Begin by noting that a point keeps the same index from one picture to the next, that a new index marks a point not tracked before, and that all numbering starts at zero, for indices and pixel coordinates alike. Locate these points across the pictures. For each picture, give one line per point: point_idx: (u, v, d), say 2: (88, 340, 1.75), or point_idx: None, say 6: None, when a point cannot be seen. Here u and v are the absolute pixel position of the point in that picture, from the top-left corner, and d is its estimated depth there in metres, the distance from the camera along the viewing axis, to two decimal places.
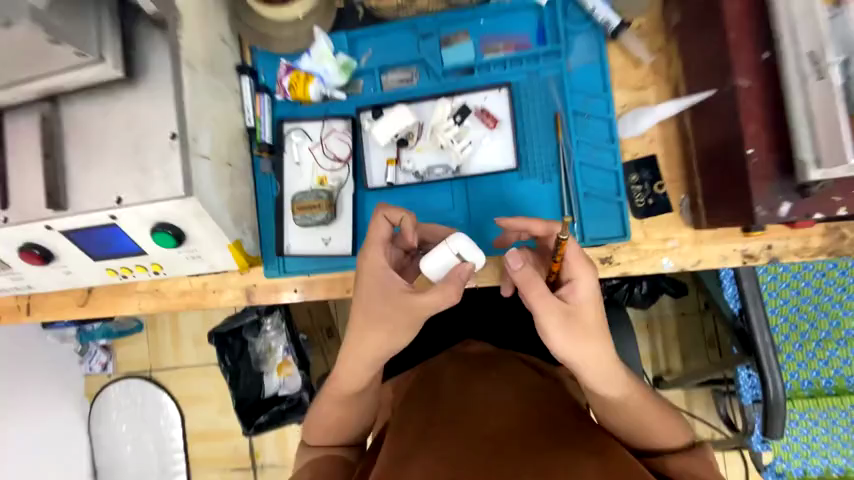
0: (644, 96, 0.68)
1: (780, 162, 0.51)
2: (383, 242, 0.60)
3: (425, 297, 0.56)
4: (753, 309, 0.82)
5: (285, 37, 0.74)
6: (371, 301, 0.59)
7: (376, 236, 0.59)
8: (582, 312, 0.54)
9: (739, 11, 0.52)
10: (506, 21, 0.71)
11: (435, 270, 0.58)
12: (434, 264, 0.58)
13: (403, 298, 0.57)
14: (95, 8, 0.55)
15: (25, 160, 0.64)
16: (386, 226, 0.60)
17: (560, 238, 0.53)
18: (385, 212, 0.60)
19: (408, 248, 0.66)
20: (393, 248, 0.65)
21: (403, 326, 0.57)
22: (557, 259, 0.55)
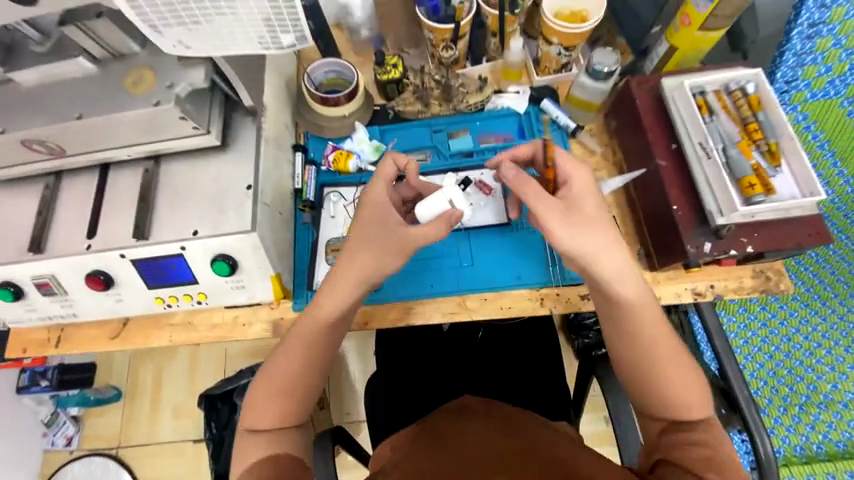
0: (601, 174, 0.91)
1: (698, 214, 0.71)
2: (389, 178, 0.77)
3: (420, 229, 0.72)
4: (729, 367, 0.95)
5: (333, 127, 0.98)
6: (369, 234, 0.74)
7: (385, 173, 0.77)
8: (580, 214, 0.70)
9: (652, 118, 0.78)
10: (496, 123, 0.98)
11: (430, 211, 0.77)
12: (428, 206, 0.78)
13: (399, 228, 0.73)
14: (213, 100, 0.79)
15: (120, 201, 0.80)
16: (394, 167, 0.78)
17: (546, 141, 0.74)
18: (394, 157, 0.79)
19: (406, 197, 0.86)
20: (395, 191, 0.83)
21: (392, 250, 0.73)
22: (549, 164, 0.75)
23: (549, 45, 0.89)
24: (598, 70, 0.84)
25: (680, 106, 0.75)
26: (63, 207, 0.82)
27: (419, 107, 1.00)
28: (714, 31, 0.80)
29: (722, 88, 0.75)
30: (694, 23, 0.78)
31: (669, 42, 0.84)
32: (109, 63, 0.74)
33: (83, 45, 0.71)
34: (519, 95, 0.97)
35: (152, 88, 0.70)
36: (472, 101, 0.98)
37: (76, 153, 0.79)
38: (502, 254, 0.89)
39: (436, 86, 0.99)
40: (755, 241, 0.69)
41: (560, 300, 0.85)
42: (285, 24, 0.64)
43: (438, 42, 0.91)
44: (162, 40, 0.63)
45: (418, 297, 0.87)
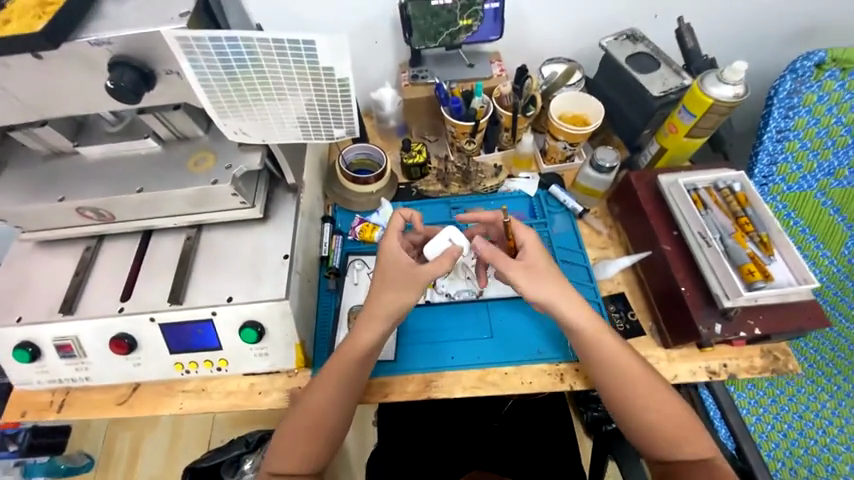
0: (608, 253, 0.99)
1: (705, 295, 0.77)
2: (398, 229, 0.83)
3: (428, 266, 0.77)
4: (747, 447, 1.03)
5: (360, 202, 1.07)
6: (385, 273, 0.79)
7: (395, 226, 0.83)
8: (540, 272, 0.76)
9: (652, 207, 0.88)
10: (509, 202, 1.07)
11: (433, 250, 0.80)
12: (434, 245, 0.81)
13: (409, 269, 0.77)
14: (260, 178, 0.88)
15: (160, 266, 0.85)
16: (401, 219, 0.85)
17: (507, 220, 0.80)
18: (401, 212, 0.85)
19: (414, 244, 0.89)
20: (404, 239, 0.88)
21: (408, 288, 0.76)
22: (511, 237, 0.82)
23: (555, 141, 1.03)
24: (601, 164, 0.97)
25: (677, 198, 0.85)
26: (100, 269, 0.86)
27: (439, 187, 1.11)
28: (698, 138, 0.94)
29: (712, 184, 0.87)
30: (680, 131, 0.93)
31: (659, 143, 0.98)
32: (173, 144, 0.84)
33: (154, 129, 0.81)
34: (529, 180, 1.08)
35: (212, 168, 0.80)
36: (488, 184, 1.09)
37: (125, 220, 0.85)
38: (520, 326, 0.92)
39: (456, 172, 1.11)
40: (761, 322, 0.75)
41: (580, 376, 0.86)
42: (340, 120, 0.74)
43: (460, 135, 1.05)
44: (226, 127, 0.72)
45: (438, 368, 0.88)
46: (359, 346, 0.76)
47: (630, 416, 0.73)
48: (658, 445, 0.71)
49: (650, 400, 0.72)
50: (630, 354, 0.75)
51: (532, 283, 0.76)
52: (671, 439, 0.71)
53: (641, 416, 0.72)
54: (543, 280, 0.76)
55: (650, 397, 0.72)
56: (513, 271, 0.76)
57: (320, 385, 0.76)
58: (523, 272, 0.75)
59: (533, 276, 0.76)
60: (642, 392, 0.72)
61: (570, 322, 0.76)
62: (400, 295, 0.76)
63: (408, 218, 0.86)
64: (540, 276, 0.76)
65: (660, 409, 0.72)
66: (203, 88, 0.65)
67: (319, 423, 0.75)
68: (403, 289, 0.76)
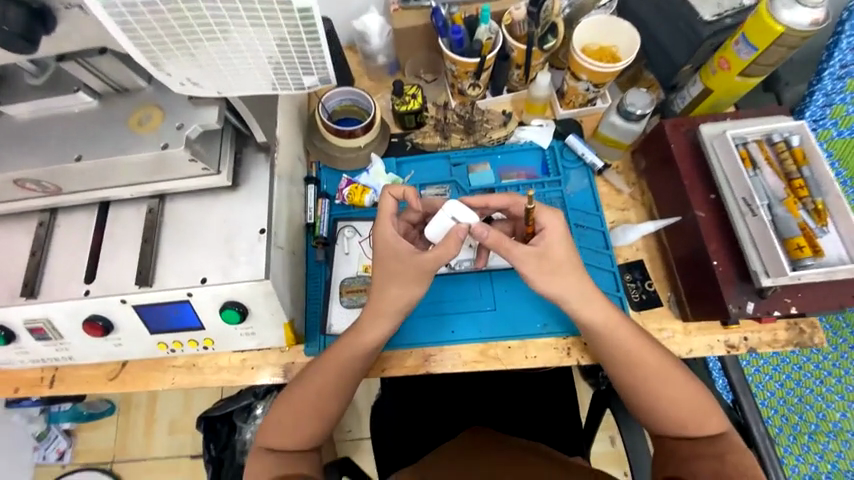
0: (627, 215, 0.88)
1: (740, 270, 0.70)
2: (390, 214, 0.74)
3: (432, 254, 0.68)
4: (745, 400, 0.90)
5: (347, 158, 0.94)
6: (386, 262, 0.72)
7: (386, 211, 0.74)
8: (551, 255, 0.68)
9: (688, 166, 0.77)
10: (518, 157, 0.93)
11: (435, 231, 0.71)
12: (435, 224, 0.70)
13: (410, 258, 0.70)
14: (223, 137, 0.74)
15: (122, 242, 0.75)
16: (392, 202, 0.74)
17: (528, 207, 0.67)
18: (390, 192, 0.75)
19: (411, 221, 0.82)
20: (400, 221, 0.80)
21: (413, 281, 0.70)
22: (530, 222, 0.69)
23: (576, 81, 0.86)
24: (630, 111, 0.81)
25: (721, 157, 0.73)
26: (59, 246, 0.77)
27: (438, 140, 0.96)
28: (753, 78, 0.77)
29: (765, 138, 0.73)
30: (733, 69, 0.76)
31: (703, 83, 0.81)
32: (112, 98, 0.69)
33: (83, 80, 0.66)
34: (542, 128, 0.93)
35: (160, 129, 0.66)
36: (495, 135, 0.94)
37: (74, 191, 0.73)
38: (525, 298, 0.85)
39: (458, 121, 0.96)
40: (798, 301, 0.69)
41: (587, 350, 0.81)
42: (309, 66, 0.59)
43: (462, 76, 0.88)
44: (168, 78, 0.58)
45: (437, 343, 0.83)
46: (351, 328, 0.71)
47: (640, 396, 0.69)
48: (669, 426, 0.67)
49: (662, 381, 0.68)
50: (639, 334, 0.70)
51: (541, 260, 0.67)
52: (685, 421, 0.66)
53: (651, 396, 0.68)
54: (556, 270, 0.68)
55: (662, 378, 0.68)
56: (520, 249, 0.67)
57: (318, 368, 0.73)
58: (531, 250, 0.67)
59: (545, 256, 0.68)
60: (653, 373, 0.68)
61: (581, 301, 0.69)
62: (405, 290, 0.71)
63: (399, 198, 0.76)
64: (550, 253, 0.68)
65: (672, 390, 0.68)
66: (124, 28, 0.50)
67: (317, 408, 0.72)
68: (406, 283, 0.71)
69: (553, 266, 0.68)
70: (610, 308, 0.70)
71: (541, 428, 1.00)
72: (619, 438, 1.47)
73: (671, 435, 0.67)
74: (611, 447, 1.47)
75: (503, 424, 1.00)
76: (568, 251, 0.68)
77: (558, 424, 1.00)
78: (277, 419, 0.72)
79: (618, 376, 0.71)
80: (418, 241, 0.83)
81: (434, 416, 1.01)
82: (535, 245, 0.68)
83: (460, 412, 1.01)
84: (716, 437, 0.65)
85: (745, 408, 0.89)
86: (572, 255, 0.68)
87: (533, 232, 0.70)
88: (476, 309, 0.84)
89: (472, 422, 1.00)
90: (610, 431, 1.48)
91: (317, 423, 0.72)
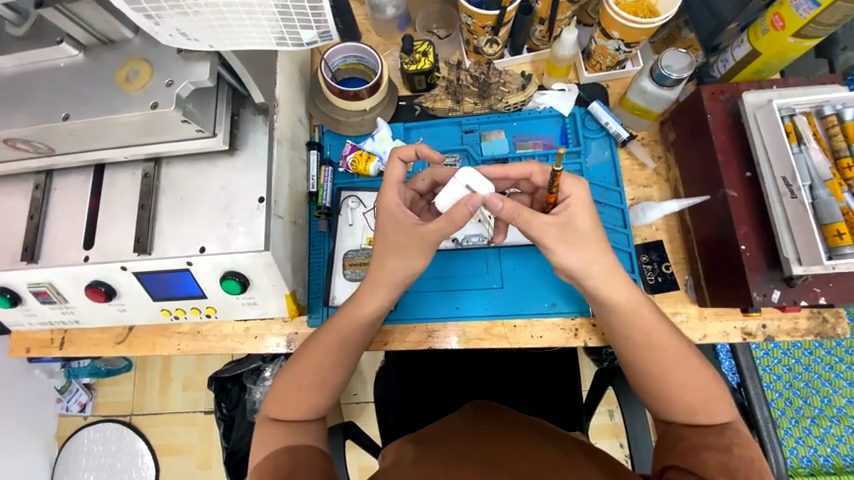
0: (649, 193, 0.82)
1: (769, 257, 0.65)
2: (397, 182, 0.69)
3: (438, 225, 0.64)
4: (751, 383, 0.84)
5: (352, 123, 0.88)
6: (386, 234, 0.69)
7: (394, 178, 0.69)
8: (569, 232, 0.64)
9: (724, 139, 0.70)
10: (535, 125, 0.87)
11: (446, 201, 0.65)
12: (446, 194, 0.65)
13: (413, 229, 0.66)
14: (217, 97, 0.69)
15: (119, 208, 0.73)
16: (400, 169, 0.70)
17: (555, 171, 0.61)
18: (399, 155, 0.70)
19: (418, 192, 0.77)
20: (407, 190, 0.75)
21: (416, 254, 0.67)
22: (553, 189, 0.64)
23: (607, 39, 0.76)
24: (664, 76, 0.72)
25: (762, 131, 0.66)
26: (57, 211, 0.75)
27: (449, 104, 0.89)
28: (810, 40, 0.67)
29: (814, 110, 0.65)
30: (789, 28, 0.66)
31: (751, 44, 0.72)
32: (97, 51, 0.64)
33: (67, 31, 0.60)
34: (564, 93, 0.86)
35: (148, 86, 0.60)
36: (512, 101, 0.87)
37: (67, 153, 0.70)
38: (535, 276, 0.82)
39: (472, 83, 0.88)
40: (828, 291, 0.64)
41: (596, 331, 0.79)
42: (307, 20, 0.53)
43: (478, 31, 0.79)
44: (155, 27, 0.52)
45: (441, 319, 0.82)
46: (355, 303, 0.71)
47: (649, 380, 0.68)
48: (676, 411, 0.66)
49: (672, 366, 0.66)
50: (652, 320, 0.68)
51: (562, 230, 0.63)
52: (695, 408, 0.65)
53: (661, 381, 0.67)
54: (583, 239, 0.64)
55: (673, 364, 0.66)
56: (535, 227, 0.63)
57: (320, 341, 0.72)
58: (546, 227, 0.63)
59: (566, 228, 0.64)
60: (665, 359, 0.67)
61: (594, 284, 0.66)
62: (410, 263, 0.68)
63: (410, 159, 0.71)
64: (570, 225, 0.64)
65: (682, 375, 0.66)
66: None
67: (320, 381, 0.72)
68: (412, 256, 0.67)
69: (568, 245, 0.64)
70: (624, 291, 0.67)
71: (543, 402, 1.01)
72: (617, 411, 1.50)
73: (679, 421, 0.66)
74: (609, 420, 1.51)
75: (506, 397, 1.01)
76: (586, 230, 0.64)
77: (559, 399, 1.01)
78: (283, 388, 0.72)
79: (627, 359, 0.70)
80: (425, 213, 0.80)
81: (439, 389, 1.02)
82: (556, 215, 0.64)
83: (464, 386, 1.02)
84: (725, 425, 0.64)
85: (751, 391, 0.84)
86: (589, 236, 0.64)
87: (554, 200, 0.65)
88: (483, 286, 0.82)
89: (474, 395, 1.01)
90: (610, 405, 1.51)
91: (321, 394, 0.72)
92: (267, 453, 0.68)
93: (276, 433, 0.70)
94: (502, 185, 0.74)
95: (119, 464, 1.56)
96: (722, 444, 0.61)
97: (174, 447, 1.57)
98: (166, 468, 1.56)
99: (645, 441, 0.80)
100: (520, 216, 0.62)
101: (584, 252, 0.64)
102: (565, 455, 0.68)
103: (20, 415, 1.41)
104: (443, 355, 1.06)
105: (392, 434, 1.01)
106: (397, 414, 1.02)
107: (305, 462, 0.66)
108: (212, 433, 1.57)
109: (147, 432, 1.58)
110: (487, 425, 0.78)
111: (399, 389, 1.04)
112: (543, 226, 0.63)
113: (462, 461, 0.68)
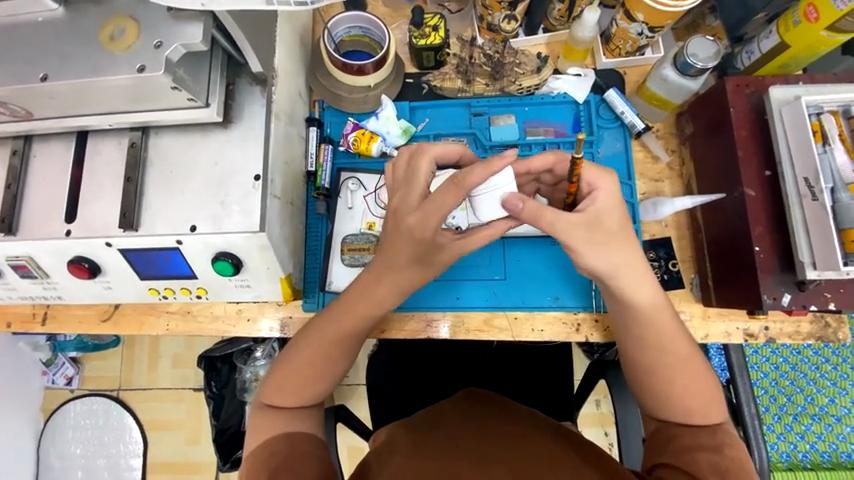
0: (660, 188, 0.80)
1: (782, 260, 0.64)
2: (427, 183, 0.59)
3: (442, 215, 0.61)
4: (740, 379, 0.85)
5: (354, 99, 0.83)
6: None
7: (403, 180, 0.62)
8: (601, 223, 0.58)
9: (745, 135, 0.67)
10: (548, 111, 0.83)
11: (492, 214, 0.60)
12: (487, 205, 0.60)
13: None
14: (211, 62, 0.64)
15: (103, 181, 0.68)
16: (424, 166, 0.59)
17: (575, 158, 0.56)
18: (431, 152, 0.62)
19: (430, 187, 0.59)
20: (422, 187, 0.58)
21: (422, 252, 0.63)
22: (573, 179, 0.59)
23: (629, 22, 0.72)
24: (689, 64, 0.68)
25: (787, 129, 0.63)
26: (36, 180, 0.70)
27: (459, 84, 0.84)
28: (843, 35, 0.64)
29: (841, 109, 0.62)
30: (822, 21, 0.63)
31: (780, 36, 0.68)
32: (80, 6, 0.58)
33: None
34: (580, 79, 0.82)
35: (134, 47, 0.55)
36: (525, 84, 0.83)
37: (47, 117, 0.64)
38: (539, 267, 0.80)
39: (484, 62, 0.83)
40: (839, 297, 0.63)
41: (598, 327, 0.78)
42: None
43: (494, 6, 0.75)
44: None
45: (440, 308, 0.80)
46: (352, 290, 0.68)
47: (651, 380, 0.67)
48: (672, 411, 0.66)
49: (673, 367, 0.66)
50: (660, 322, 0.65)
51: (589, 230, 0.57)
52: (690, 409, 0.65)
53: (663, 382, 0.66)
54: (622, 235, 0.59)
55: (673, 364, 0.66)
56: (560, 231, 0.56)
57: (317, 325, 0.69)
58: (574, 226, 0.56)
59: (593, 227, 0.57)
60: (668, 360, 0.66)
61: (617, 285, 0.62)
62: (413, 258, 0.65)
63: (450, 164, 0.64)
64: (596, 224, 0.57)
65: (683, 377, 0.65)
66: None
67: (316, 366, 0.70)
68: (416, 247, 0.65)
69: (598, 244, 0.59)
70: (637, 295, 0.64)
71: (537, 392, 1.01)
72: (604, 401, 1.53)
73: (673, 420, 0.66)
74: (596, 409, 1.54)
75: (500, 388, 1.01)
76: (618, 229, 0.58)
77: (554, 389, 1.01)
78: (278, 373, 0.70)
79: (632, 359, 0.69)
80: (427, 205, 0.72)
81: (433, 376, 1.02)
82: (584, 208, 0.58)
83: (457, 373, 1.02)
84: (718, 426, 0.64)
85: (740, 388, 0.85)
86: (620, 231, 0.59)
87: (577, 190, 0.60)
88: (484, 277, 0.80)
89: (469, 385, 1.01)
90: (597, 395, 1.53)
91: (318, 381, 0.70)
92: (263, 439, 0.66)
93: (270, 421, 0.68)
94: (522, 180, 0.68)
95: (106, 437, 1.55)
96: (714, 445, 0.61)
97: (162, 423, 1.56)
98: (154, 443, 1.55)
99: (634, 430, 0.82)
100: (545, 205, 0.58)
101: (614, 250, 0.60)
102: (562, 447, 0.68)
103: (4, 386, 1.39)
104: (438, 343, 1.05)
105: (383, 417, 1.01)
106: (388, 399, 1.01)
107: (304, 450, 0.65)
108: (201, 411, 1.56)
109: (135, 407, 1.57)
110: (485, 417, 0.76)
111: (392, 375, 1.03)
112: (568, 226, 0.56)
113: (460, 459, 0.65)
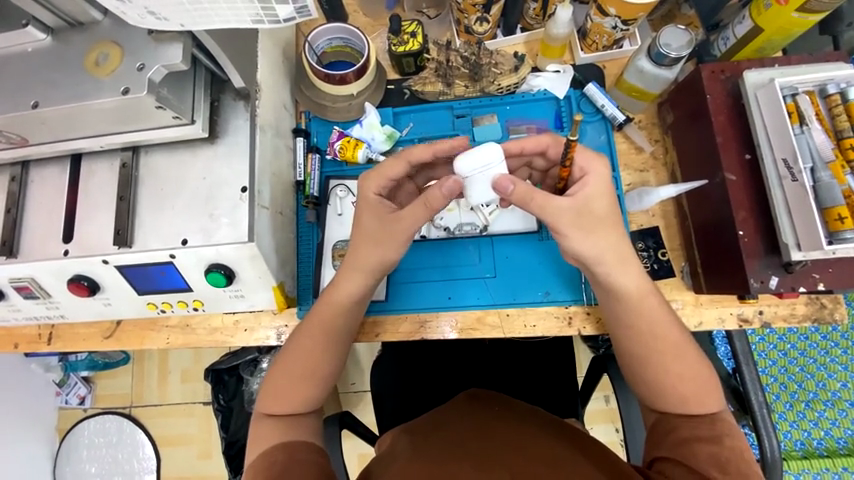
0: (646, 178, 0.80)
1: (767, 243, 0.64)
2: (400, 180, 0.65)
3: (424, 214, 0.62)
4: (747, 369, 0.81)
5: (338, 107, 0.85)
6: (368, 227, 0.68)
7: (387, 173, 0.67)
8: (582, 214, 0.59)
9: (723, 121, 0.68)
10: (529, 109, 0.84)
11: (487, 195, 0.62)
12: (478, 189, 0.61)
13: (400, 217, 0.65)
14: (194, 81, 0.66)
15: (98, 201, 0.70)
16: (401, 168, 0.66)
17: (569, 142, 0.58)
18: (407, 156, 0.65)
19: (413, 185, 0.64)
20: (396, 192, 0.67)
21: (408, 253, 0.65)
22: (567, 164, 0.62)
23: (602, 16, 0.73)
24: (662, 54, 0.69)
25: (763, 110, 0.64)
26: (35, 203, 0.72)
27: (439, 87, 0.86)
28: (815, 14, 0.64)
29: (817, 89, 0.62)
30: (792, 2, 0.63)
31: (753, 20, 0.69)
32: (66, 35, 0.60)
33: (32, 12, 0.56)
34: (559, 75, 0.83)
35: (119, 70, 0.57)
36: (504, 84, 0.83)
37: (42, 143, 0.67)
38: (529, 264, 0.80)
39: (462, 64, 0.84)
40: (827, 277, 0.63)
41: (590, 320, 0.78)
42: None
43: (468, 9, 0.76)
44: (120, 6, 0.49)
45: (433, 309, 0.81)
46: (344, 295, 0.70)
47: (645, 370, 0.67)
48: (669, 401, 0.65)
49: (665, 357, 0.65)
50: (647, 310, 0.66)
51: (578, 214, 0.60)
52: (684, 397, 0.64)
53: (657, 371, 0.66)
54: (599, 225, 0.61)
55: (667, 355, 0.65)
56: (552, 213, 0.60)
57: (311, 331, 0.71)
58: (565, 210, 0.59)
59: (583, 212, 0.60)
60: (660, 350, 0.66)
61: (605, 271, 0.63)
62: None
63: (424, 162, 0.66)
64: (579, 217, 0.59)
65: (677, 366, 0.65)
66: None
67: (312, 372, 0.71)
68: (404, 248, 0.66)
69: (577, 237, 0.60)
70: (623, 283, 0.64)
71: (539, 389, 1.00)
72: (613, 397, 1.51)
73: (670, 411, 0.65)
74: (604, 405, 1.52)
75: (500, 386, 1.01)
76: (601, 215, 0.61)
77: (555, 386, 1.01)
78: (276, 381, 0.71)
79: (624, 350, 0.69)
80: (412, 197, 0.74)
81: (434, 379, 1.02)
82: (564, 201, 0.59)
83: (458, 375, 1.02)
84: (715, 415, 0.63)
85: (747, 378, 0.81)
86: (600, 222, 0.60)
87: (567, 175, 0.63)
88: (475, 276, 0.80)
89: (469, 385, 1.01)
90: (605, 391, 1.52)
91: (315, 387, 0.71)
92: (262, 449, 0.67)
93: (269, 429, 0.69)
94: (517, 162, 0.71)
95: (120, 455, 1.58)
96: (712, 436, 0.60)
97: (174, 438, 1.58)
98: (166, 459, 1.57)
99: (638, 424, 0.80)
100: (527, 199, 0.59)
101: (595, 241, 0.61)
102: (560, 446, 0.67)
103: (19, 408, 1.42)
104: (438, 345, 1.05)
105: (389, 423, 1.01)
106: (391, 404, 1.02)
107: (302, 457, 0.64)
108: (211, 424, 1.57)
109: (146, 424, 1.59)
110: (483, 419, 0.76)
111: (394, 379, 1.03)
112: (559, 209, 0.59)
113: (456, 461, 0.64)
